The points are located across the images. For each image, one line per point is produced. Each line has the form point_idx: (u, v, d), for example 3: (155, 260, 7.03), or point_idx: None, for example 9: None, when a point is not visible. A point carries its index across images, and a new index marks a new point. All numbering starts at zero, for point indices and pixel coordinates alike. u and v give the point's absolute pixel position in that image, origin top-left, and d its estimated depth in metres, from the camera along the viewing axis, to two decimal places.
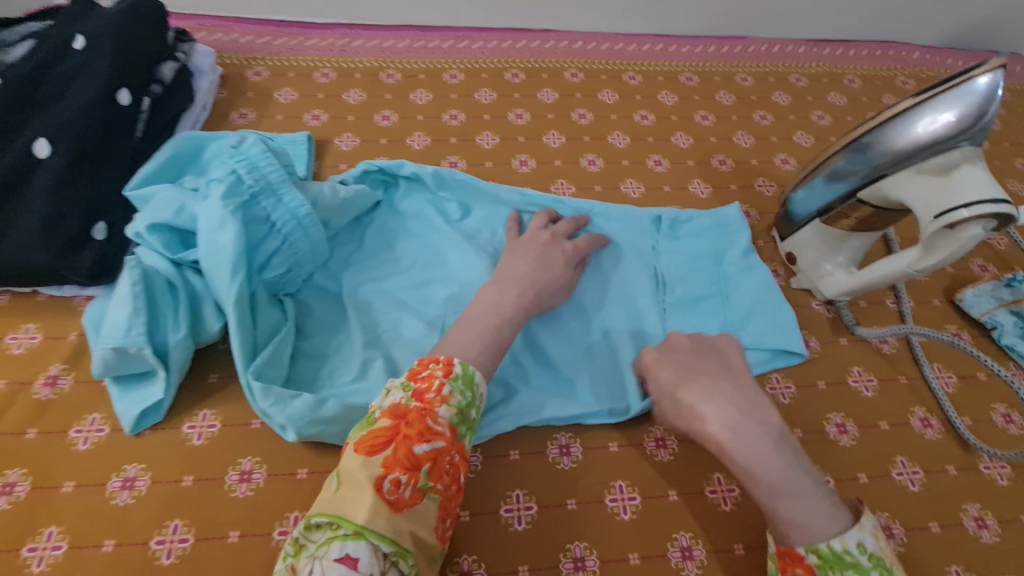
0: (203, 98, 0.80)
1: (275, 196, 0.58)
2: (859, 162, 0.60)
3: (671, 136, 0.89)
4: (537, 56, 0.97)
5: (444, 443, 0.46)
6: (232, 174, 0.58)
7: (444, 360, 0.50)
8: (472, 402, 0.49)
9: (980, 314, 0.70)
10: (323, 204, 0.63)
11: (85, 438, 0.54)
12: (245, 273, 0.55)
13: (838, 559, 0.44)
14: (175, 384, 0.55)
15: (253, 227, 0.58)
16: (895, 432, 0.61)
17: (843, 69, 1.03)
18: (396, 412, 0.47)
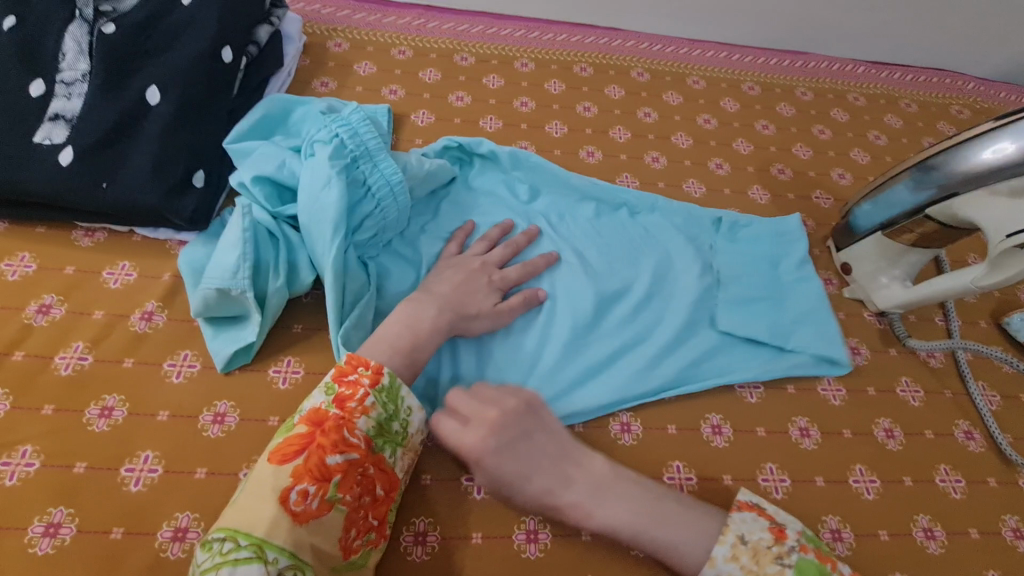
0: (290, 64, 0.83)
1: (373, 162, 0.61)
2: (929, 181, 0.62)
3: (732, 142, 0.91)
4: (604, 53, 1.00)
5: (359, 454, 0.48)
6: (335, 137, 0.60)
7: (373, 367, 0.52)
8: (395, 414, 0.52)
9: None
10: (411, 174, 0.66)
11: (178, 371, 0.57)
12: (344, 233, 0.58)
13: None
14: (266, 329, 0.58)
15: (352, 189, 0.60)
16: (940, 441, 0.64)
17: (900, 92, 1.05)
18: (314, 420, 0.49)
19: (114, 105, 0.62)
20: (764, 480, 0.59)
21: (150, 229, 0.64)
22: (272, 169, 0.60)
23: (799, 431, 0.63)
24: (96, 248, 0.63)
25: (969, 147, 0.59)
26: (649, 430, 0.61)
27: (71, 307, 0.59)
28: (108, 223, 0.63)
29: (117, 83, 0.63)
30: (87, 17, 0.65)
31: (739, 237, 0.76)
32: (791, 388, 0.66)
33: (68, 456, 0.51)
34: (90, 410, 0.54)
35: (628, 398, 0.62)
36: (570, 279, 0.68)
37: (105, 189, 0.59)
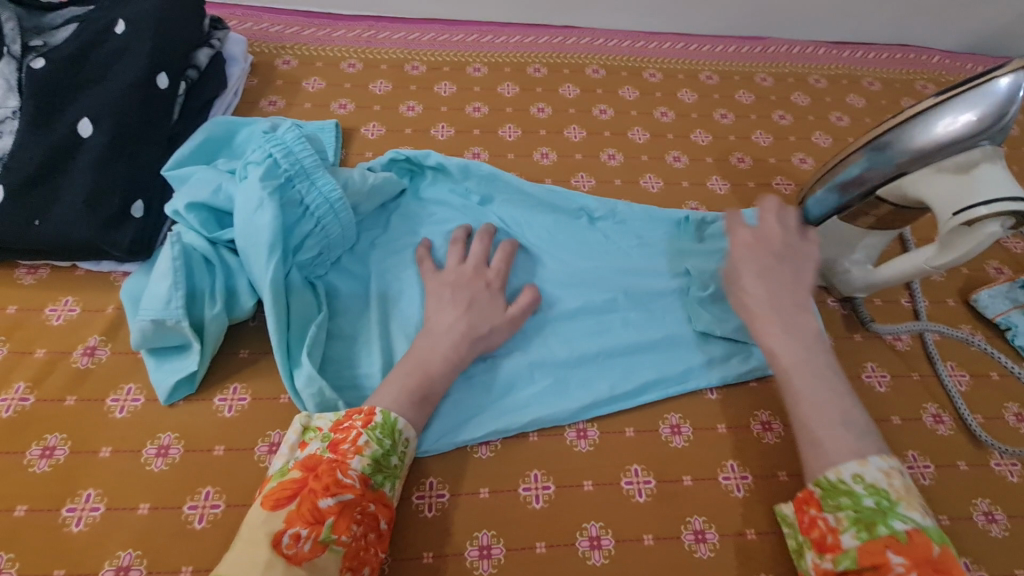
0: (235, 85, 0.82)
1: (309, 180, 0.60)
2: (879, 162, 0.60)
3: (691, 134, 0.90)
4: (559, 52, 0.99)
5: (354, 494, 0.47)
6: (269, 158, 0.60)
7: (366, 410, 0.52)
8: (392, 449, 0.51)
9: (995, 315, 0.71)
10: (353, 189, 0.65)
11: (122, 406, 0.56)
12: (280, 254, 0.57)
13: (833, 487, 0.49)
14: (209, 357, 0.57)
15: (288, 210, 0.59)
16: (907, 426, 0.62)
17: (862, 71, 1.04)
18: (308, 464, 0.48)
19: (46, 141, 0.61)
20: (725, 478, 0.58)
21: (93, 262, 0.64)
22: (207, 194, 0.59)
23: (762, 424, 0.62)
24: (39, 286, 0.63)
25: (916, 125, 0.57)
26: (607, 434, 0.59)
27: (13, 346, 0.59)
28: (50, 260, 0.63)
29: (49, 118, 0.63)
30: (16, 54, 0.65)
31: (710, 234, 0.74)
32: (753, 381, 0.65)
33: (8, 500, 0.50)
34: (32, 450, 0.53)
35: (587, 404, 0.60)
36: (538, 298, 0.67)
37: (38, 226, 0.59)
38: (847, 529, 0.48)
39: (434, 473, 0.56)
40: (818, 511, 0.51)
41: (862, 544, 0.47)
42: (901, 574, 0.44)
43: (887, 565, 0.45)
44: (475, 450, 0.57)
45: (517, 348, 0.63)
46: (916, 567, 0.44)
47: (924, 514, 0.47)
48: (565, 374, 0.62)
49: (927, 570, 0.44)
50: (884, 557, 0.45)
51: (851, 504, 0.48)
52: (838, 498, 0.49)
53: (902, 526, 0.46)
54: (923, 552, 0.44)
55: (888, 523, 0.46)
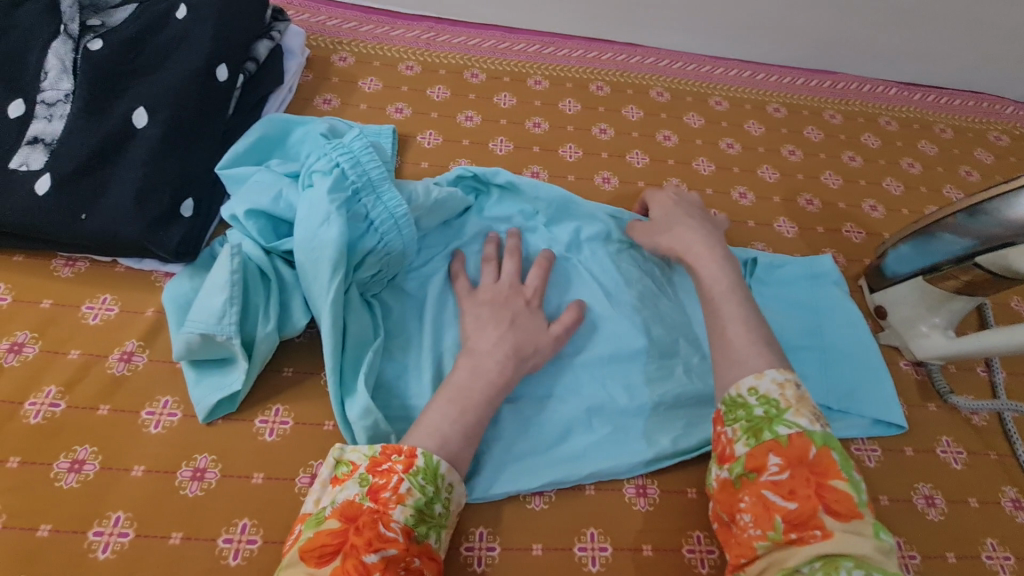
0: (291, 80, 0.78)
1: (375, 194, 0.57)
2: (979, 227, 0.57)
3: (757, 169, 0.86)
4: (623, 71, 0.94)
5: (399, 548, 0.42)
6: (336, 167, 0.56)
7: (406, 450, 0.47)
8: (435, 496, 0.46)
9: None
10: (417, 204, 0.61)
11: (157, 421, 0.52)
12: (343, 271, 0.53)
13: (732, 401, 0.50)
14: (253, 376, 0.53)
15: (353, 224, 0.56)
16: (985, 510, 0.58)
17: (934, 116, 0.99)
18: (347, 513, 0.44)
19: (98, 130, 0.58)
20: None
21: (135, 259, 0.60)
22: (268, 202, 0.56)
23: None
24: (77, 280, 0.59)
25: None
26: (668, 493, 0.55)
27: (46, 345, 0.55)
28: (91, 254, 0.59)
29: (102, 104, 0.59)
30: (73, 33, 0.62)
31: (774, 279, 0.70)
32: None
33: (32, 516, 0.47)
34: (60, 462, 0.49)
35: (650, 459, 0.56)
36: (597, 336, 0.62)
37: (84, 221, 0.55)
38: (739, 440, 0.48)
39: (485, 522, 0.52)
40: (719, 425, 0.51)
41: (751, 450, 0.47)
42: (776, 475, 0.45)
43: (764, 467, 0.46)
44: (528, 500, 0.53)
45: (576, 387, 0.59)
46: (790, 466, 0.45)
47: (813, 421, 0.47)
48: (627, 423, 0.58)
49: (801, 469, 0.45)
50: (763, 461, 0.46)
51: (744, 415, 0.49)
52: (736, 411, 0.50)
53: (786, 429, 0.46)
54: (799, 453, 0.45)
55: (772, 429, 0.47)
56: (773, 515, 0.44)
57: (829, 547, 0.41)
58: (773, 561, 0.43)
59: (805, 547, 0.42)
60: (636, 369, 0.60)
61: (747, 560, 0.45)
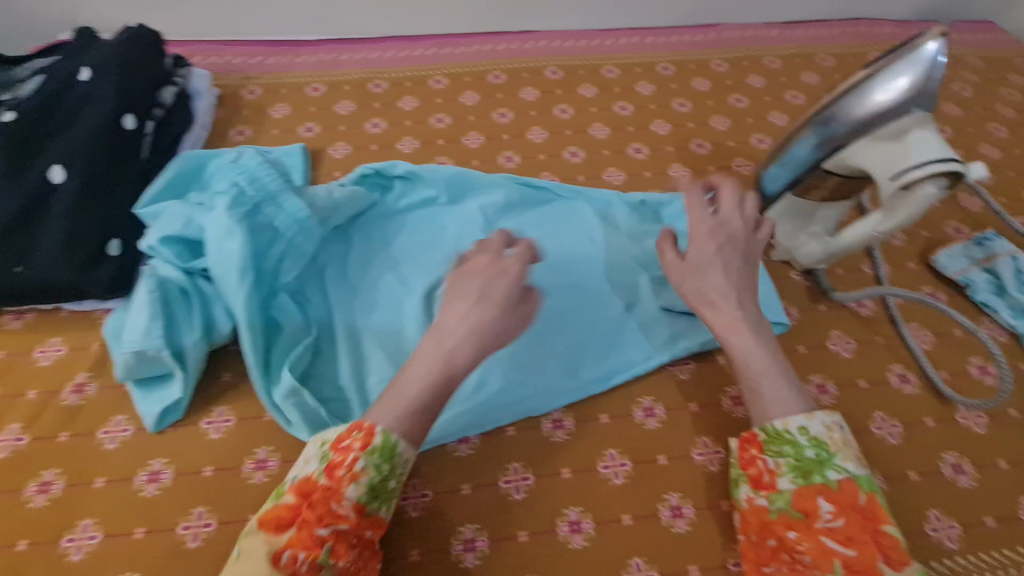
0: (203, 118, 0.84)
1: (276, 204, 0.64)
2: (825, 135, 0.62)
3: (650, 125, 0.92)
4: (518, 57, 1.01)
5: (350, 524, 0.46)
6: (236, 187, 0.65)
7: (367, 428, 0.47)
8: (391, 473, 0.47)
9: (955, 273, 0.73)
10: (320, 205, 0.66)
11: (112, 437, 0.58)
12: (251, 277, 0.60)
13: (778, 436, 0.52)
14: (192, 383, 0.59)
15: (258, 234, 0.63)
16: (874, 389, 0.64)
17: (815, 49, 1.06)
18: (302, 489, 0.47)
19: (19, 190, 0.64)
20: (699, 454, 0.60)
21: (75, 302, 0.66)
22: (179, 227, 0.62)
23: (733, 400, 0.64)
24: (27, 330, 0.65)
25: (857, 96, 0.59)
26: (582, 422, 0.61)
27: (5, 389, 0.61)
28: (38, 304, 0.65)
29: (22, 167, 0.65)
30: None
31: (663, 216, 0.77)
32: (722, 359, 0.67)
33: (10, 535, 0.53)
34: (29, 488, 0.55)
35: (563, 393, 0.62)
36: None
37: (19, 272, 0.61)
38: (784, 474, 0.51)
39: (418, 474, 0.58)
40: (759, 452, 0.53)
41: (797, 488, 0.50)
42: (832, 522, 0.48)
43: (815, 511, 0.49)
44: (454, 449, 0.59)
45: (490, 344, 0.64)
46: (843, 513, 0.48)
47: (859, 464, 0.51)
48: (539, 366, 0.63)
49: (855, 517, 0.48)
50: (814, 504, 0.49)
51: (792, 452, 0.51)
52: (782, 446, 0.52)
53: (835, 475, 0.50)
54: (850, 500, 0.49)
55: (823, 473, 0.50)
56: (833, 560, 0.46)
57: None
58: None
59: None
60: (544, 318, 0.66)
61: None
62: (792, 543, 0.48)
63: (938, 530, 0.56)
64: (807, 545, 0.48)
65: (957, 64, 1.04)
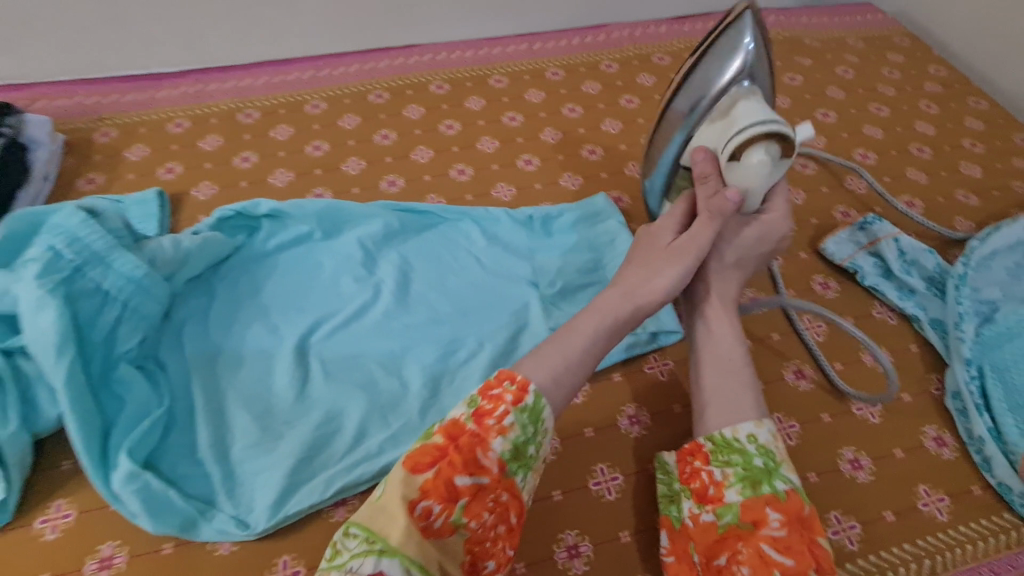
0: (43, 169, 0.76)
1: (103, 264, 0.57)
2: (675, 129, 0.59)
3: (540, 134, 0.89)
4: (401, 74, 0.96)
5: (490, 478, 0.43)
6: (50, 250, 0.55)
7: (520, 383, 0.46)
8: (532, 437, 0.45)
9: (843, 260, 0.73)
10: (161, 259, 0.62)
11: (53, 526, 0.52)
12: (73, 353, 0.53)
13: (727, 445, 0.48)
14: (16, 480, 0.52)
15: (83, 301, 0.56)
16: (848, 370, 0.65)
17: (704, 43, 1.06)
18: (452, 430, 0.44)
19: None
20: (596, 484, 0.56)
21: None
22: None
23: (629, 419, 0.61)
24: None
25: (693, 82, 0.57)
26: (567, 440, 0.59)
27: None
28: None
29: None
30: None
31: (553, 230, 0.75)
32: (650, 368, 0.64)
33: None
34: None
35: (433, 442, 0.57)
36: (381, 333, 0.65)
37: None
38: (732, 485, 0.47)
39: None
40: (703, 464, 0.49)
41: (745, 500, 0.46)
42: (777, 531, 0.44)
43: (764, 521, 0.45)
44: None
45: (367, 390, 0.61)
46: (788, 523, 0.44)
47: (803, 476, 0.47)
48: (412, 407, 0.60)
49: (797, 528, 0.44)
50: (761, 513, 0.45)
51: (741, 461, 0.47)
52: (730, 454, 0.48)
53: (783, 485, 0.46)
54: (796, 509, 0.45)
55: (771, 483, 0.46)
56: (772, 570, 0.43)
57: None
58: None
59: None
60: (427, 353, 0.64)
61: None
62: (738, 554, 0.45)
63: (928, 504, 0.56)
64: (746, 553, 0.44)
65: (879, 45, 1.10)
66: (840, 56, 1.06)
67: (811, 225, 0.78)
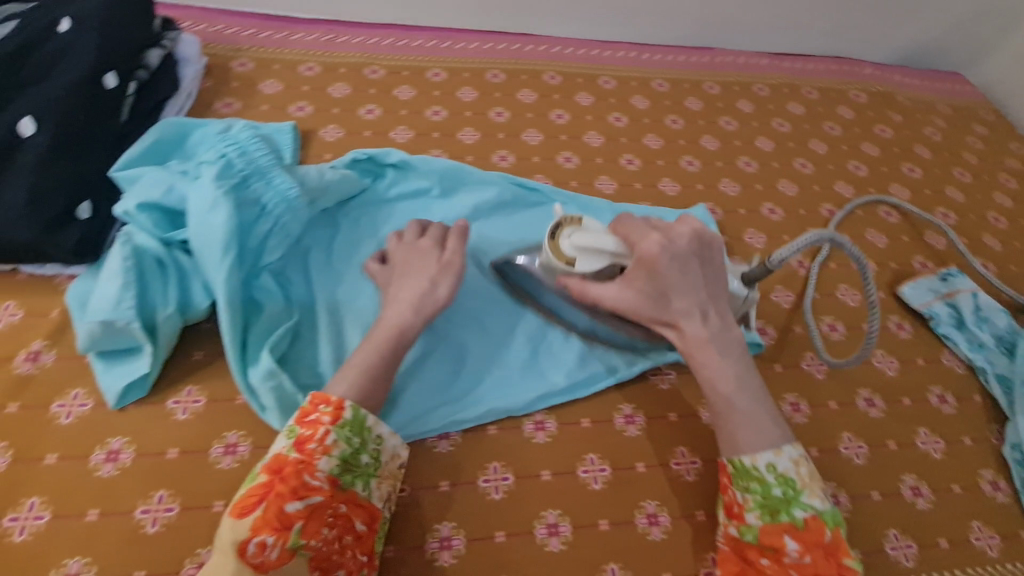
0: (189, 86, 0.81)
1: (265, 179, 0.60)
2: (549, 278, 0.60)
3: (584, 135, 0.91)
4: (459, 57, 0.98)
5: (324, 496, 0.46)
6: (223, 157, 0.59)
7: (333, 403, 0.49)
8: (362, 446, 0.50)
9: (920, 305, 0.77)
10: (309, 185, 0.65)
11: (68, 412, 0.54)
12: (235, 254, 0.56)
13: (746, 472, 0.52)
14: (159, 359, 0.56)
15: (245, 209, 0.59)
16: (843, 410, 0.67)
17: (752, 78, 1.07)
18: (274, 467, 0.46)
19: None
20: (584, 471, 0.58)
21: (35, 266, 0.61)
22: (158, 195, 0.58)
23: (625, 418, 0.62)
24: None
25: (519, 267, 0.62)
26: (563, 425, 0.61)
27: None
28: (9, 265, 0.61)
29: None
30: None
31: None
32: (663, 384, 0.65)
33: None
34: None
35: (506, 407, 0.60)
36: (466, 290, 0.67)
37: None
38: (751, 509, 0.51)
39: None
40: (730, 485, 0.54)
41: (765, 524, 0.50)
42: (798, 557, 0.49)
43: (785, 548, 0.49)
44: (434, 445, 0.58)
45: (449, 340, 0.63)
46: (809, 549, 0.49)
47: (823, 498, 0.51)
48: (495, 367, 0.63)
49: (819, 552, 0.49)
50: (780, 538, 0.50)
51: (761, 489, 0.51)
52: (748, 480, 0.52)
53: (802, 513, 0.50)
54: (815, 537, 0.49)
55: (789, 511, 0.50)
56: None
57: None
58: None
59: None
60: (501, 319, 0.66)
61: None
62: (763, 567, 0.50)
63: (897, 549, 0.59)
64: (769, 565, 0.50)
65: (926, 111, 1.11)
66: (883, 115, 1.07)
67: (830, 268, 0.80)
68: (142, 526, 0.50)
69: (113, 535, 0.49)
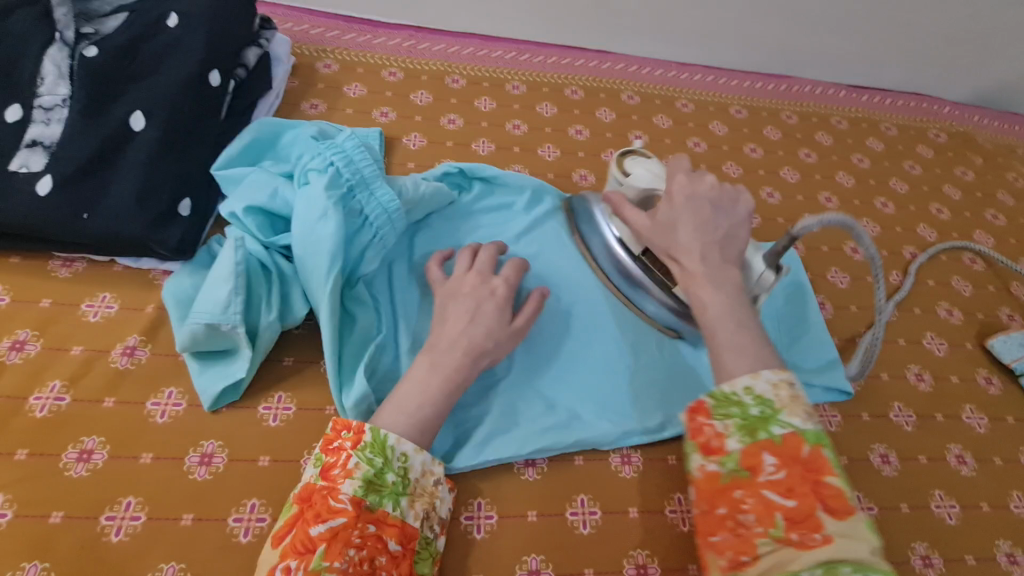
0: (279, 85, 0.81)
1: (369, 190, 0.60)
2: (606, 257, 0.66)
3: (663, 159, 0.90)
4: (539, 70, 0.96)
5: (347, 518, 0.45)
6: (330, 166, 0.59)
7: (355, 428, 0.49)
8: (386, 466, 0.47)
9: (1011, 360, 0.74)
10: (407, 197, 0.64)
11: (163, 411, 0.54)
12: (340, 265, 0.57)
13: (724, 398, 0.45)
14: (256, 364, 0.56)
15: (349, 220, 0.59)
16: (933, 466, 0.65)
17: (832, 110, 1.04)
18: (303, 495, 0.47)
19: (97, 132, 0.60)
20: (672, 511, 0.57)
21: (132, 259, 0.62)
22: (264, 199, 0.60)
23: None
24: (75, 280, 0.60)
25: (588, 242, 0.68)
26: (650, 460, 0.60)
27: (48, 342, 0.56)
28: (107, 257, 0.61)
29: (99, 110, 0.62)
30: (68, 41, 0.64)
31: None
32: None
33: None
34: (68, 453, 0.51)
35: (604, 439, 0.59)
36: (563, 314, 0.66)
37: (85, 220, 0.57)
38: (730, 436, 0.44)
39: (482, 494, 0.56)
40: (699, 414, 0.46)
41: (745, 449, 0.43)
42: (774, 476, 0.42)
43: (760, 467, 0.42)
44: (521, 472, 0.57)
45: (553, 365, 0.63)
46: (787, 466, 0.42)
47: (806, 419, 0.44)
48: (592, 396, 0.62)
49: (798, 471, 0.42)
50: (758, 460, 0.42)
51: (739, 412, 0.44)
52: (729, 407, 0.45)
53: (781, 430, 0.43)
54: (794, 454, 0.42)
55: (767, 430, 0.43)
56: (775, 514, 0.41)
57: (828, 550, 0.38)
58: (772, 563, 0.39)
59: (808, 549, 0.39)
60: (602, 346, 0.65)
61: (749, 559, 0.41)
62: (738, 503, 0.42)
63: None
64: (750, 503, 0.42)
65: (1014, 154, 1.06)
66: (966, 156, 1.03)
67: (914, 315, 0.78)
68: (235, 535, 0.49)
69: (209, 541, 0.49)
